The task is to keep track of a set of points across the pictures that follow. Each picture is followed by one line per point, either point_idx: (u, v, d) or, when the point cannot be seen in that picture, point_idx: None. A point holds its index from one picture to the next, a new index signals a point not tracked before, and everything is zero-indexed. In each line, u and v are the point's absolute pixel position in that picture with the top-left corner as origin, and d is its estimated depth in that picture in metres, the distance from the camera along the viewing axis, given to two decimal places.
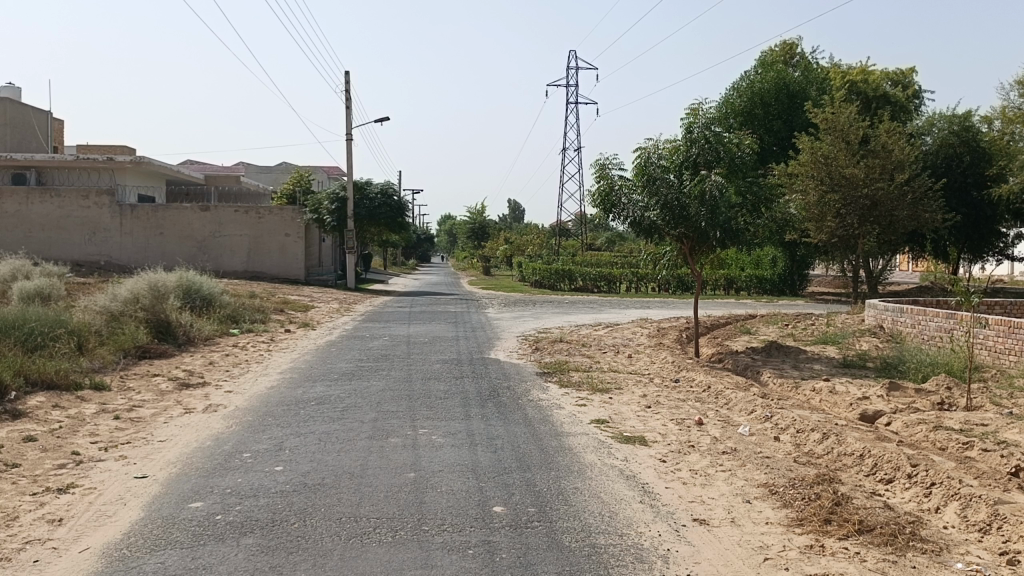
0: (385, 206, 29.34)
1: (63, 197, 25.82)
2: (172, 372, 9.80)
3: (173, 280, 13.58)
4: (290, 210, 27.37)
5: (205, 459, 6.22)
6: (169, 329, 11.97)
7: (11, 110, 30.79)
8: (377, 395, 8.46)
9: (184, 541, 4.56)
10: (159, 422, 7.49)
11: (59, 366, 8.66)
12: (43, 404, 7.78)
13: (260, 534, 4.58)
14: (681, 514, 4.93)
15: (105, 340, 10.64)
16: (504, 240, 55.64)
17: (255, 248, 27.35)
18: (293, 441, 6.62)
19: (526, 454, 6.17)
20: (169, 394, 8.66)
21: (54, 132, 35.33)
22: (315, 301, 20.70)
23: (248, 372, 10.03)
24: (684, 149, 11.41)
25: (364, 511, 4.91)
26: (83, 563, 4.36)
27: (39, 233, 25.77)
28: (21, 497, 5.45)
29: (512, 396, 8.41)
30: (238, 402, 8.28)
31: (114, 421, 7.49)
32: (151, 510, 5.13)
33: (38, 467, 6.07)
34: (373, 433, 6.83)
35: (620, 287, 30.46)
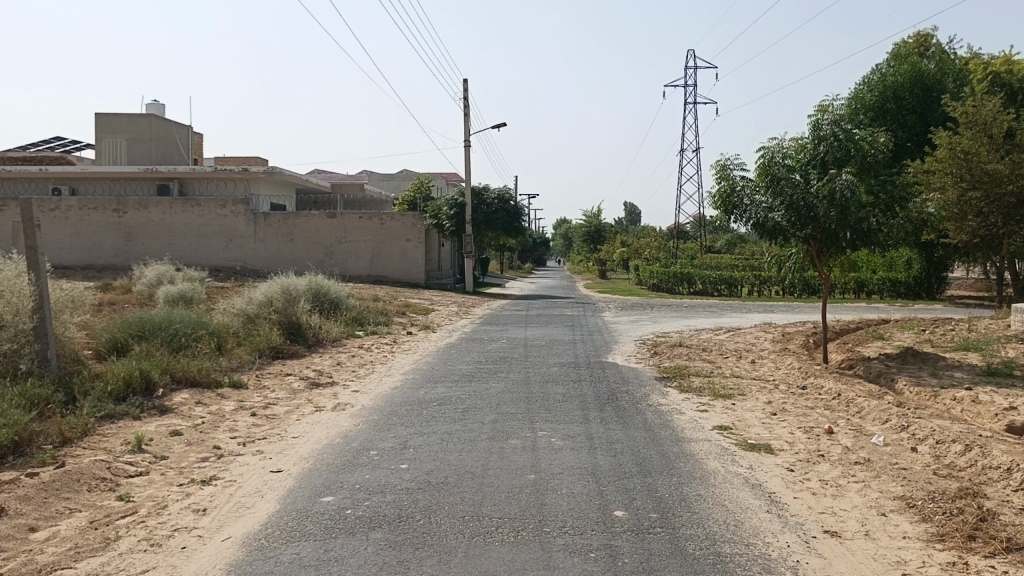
0: (502, 211, 29.71)
1: (202, 207, 27.50)
2: (303, 372, 10.25)
3: (304, 284, 14.19)
4: (411, 217, 27.98)
5: (335, 455, 6.48)
6: (300, 330, 12.53)
7: (156, 127, 33.09)
8: (496, 397, 8.58)
9: (317, 534, 4.77)
10: (291, 419, 7.86)
11: (201, 366, 9.22)
12: (187, 401, 8.31)
13: (388, 529, 4.73)
14: (810, 525, 4.77)
15: (243, 340, 11.27)
16: (621, 243, 55.20)
17: (377, 254, 28.15)
18: (416, 440, 6.80)
19: (646, 458, 6.12)
20: (300, 394, 9.06)
21: (194, 146, 37.61)
22: (435, 304, 21.15)
23: (372, 373, 10.38)
24: (811, 147, 11.09)
25: (487, 510, 5.00)
26: (226, 552, 4.63)
27: (182, 240, 27.60)
28: (170, 487, 5.85)
29: (631, 401, 8.33)
30: (365, 401, 8.59)
31: (251, 418, 7.91)
32: (286, 503, 5.39)
33: (183, 460, 6.48)
34: (493, 435, 6.93)
35: (742, 290, 29.60)
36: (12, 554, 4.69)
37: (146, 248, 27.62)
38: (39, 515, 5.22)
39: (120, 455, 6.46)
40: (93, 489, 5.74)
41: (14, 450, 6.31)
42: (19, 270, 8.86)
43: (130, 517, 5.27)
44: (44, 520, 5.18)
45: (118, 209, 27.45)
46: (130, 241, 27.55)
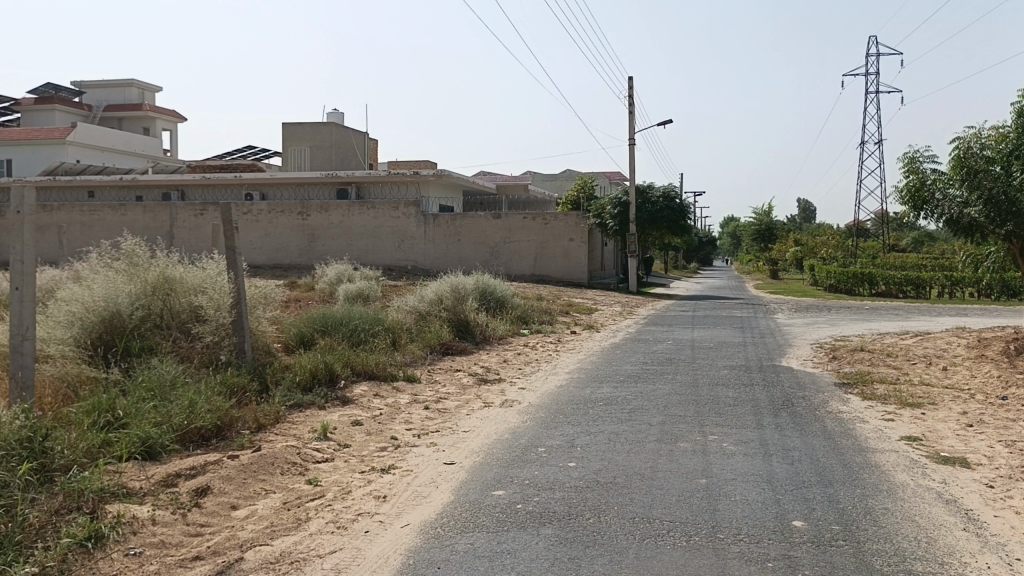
0: (668, 210, 29.28)
1: (377, 209, 28.92)
2: (472, 368, 10.56)
3: (472, 283, 14.63)
4: (574, 216, 28.08)
5: (505, 451, 6.63)
6: (468, 327, 12.91)
7: (335, 134, 35.14)
8: (664, 398, 8.47)
9: (490, 526, 4.90)
10: (462, 414, 8.11)
11: (379, 360, 9.71)
12: (366, 393, 8.77)
13: (558, 526, 4.79)
14: (1014, 547, 4.38)
15: (416, 337, 11.75)
16: (794, 242, 52.95)
17: (541, 254, 28.44)
18: (584, 439, 6.83)
19: (826, 468, 5.83)
20: (470, 389, 9.33)
21: (370, 151, 39.68)
22: (599, 304, 21.15)
23: (539, 371, 10.53)
24: (1015, 136, 10.09)
25: (657, 513, 4.94)
26: (405, 538, 4.86)
27: (358, 241, 29.15)
28: (353, 474, 6.20)
29: (808, 407, 7.97)
30: (532, 399, 8.73)
31: (424, 411, 8.24)
32: (460, 495, 5.57)
33: (364, 448, 6.85)
34: (661, 436, 6.84)
35: (930, 292, 27.60)
36: (217, 529, 5.14)
37: (326, 249, 29.41)
38: (239, 494, 5.69)
39: (308, 441, 6.92)
40: (285, 472, 6.18)
41: (217, 433, 6.91)
42: (220, 269, 9.70)
43: (318, 500, 5.64)
44: (244, 499, 5.64)
45: (302, 212, 29.42)
46: (313, 242, 29.45)
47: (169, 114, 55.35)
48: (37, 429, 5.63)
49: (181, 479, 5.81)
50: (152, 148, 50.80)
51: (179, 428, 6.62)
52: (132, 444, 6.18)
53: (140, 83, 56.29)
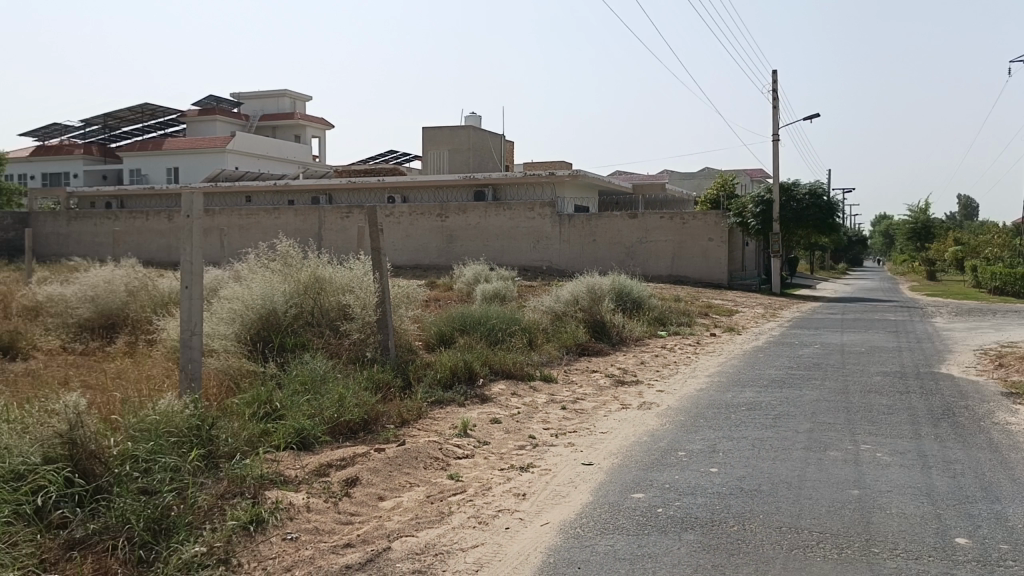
0: (814, 208, 28.09)
1: (513, 210, 29.33)
2: (609, 369, 10.52)
3: (609, 283, 14.57)
4: (713, 215, 27.32)
5: (644, 453, 6.57)
6: (604, 328, 12.86)
7: (473, 137, 35.88)
8: (811, 404, 8.13)
9: (630, 528, 4.87)
10: (599, 415, 8.10)
11: (516, 359, 9.84)
12: (504, 391, 8.91)
13: (701, 532, 4.70)
14: None
15: (552, 337, 11.83)
16: (954, 241, 49.60)
17: (679, 254, 27.81)
18: (726, 444, 6.68)
19: (994, 483, 5.43)
20: (607, 390, 9.30)
21: (506, 153, 40.31)
22: (739, 305, 20.58)
23: (677, 373, 10.36)
24: None
25: (806, 523, 4.77)
26: (544, 536, 4.91)
27: (495, 241, 29.64)
28: (492, 470, 6.32)
29: (972, 418, 7.44)
30: (671, 402, 8.60)
31: (561, 411, 8.28)
32: (599, 496, 5.57)
33: (503, 446, 6.97)
34: (809, 444, 6.59)
35: None
36: (366, 519, 5.37)
37: (464, 249, 30.08)
38: (385, 486, 5.92)
39: (449, 437, 7.10)
40: (428, 466, 6.38)
41: (365, 427, 7.20)
42: (366, 269, 10.14)
43: (460, 495, 5.78)
44: (390, 491, 5.86)
45: (441, 214, 30.24)
46: (451, 244, 30.23)
47: (318, 122, 58.20)
48: (205, 418, 6.07)
49: (332, 468, 6.10)
50: (302, 154, 53.57)
51: (329, 420, 6.96)
52: (288, 435, 6.55)
53: (292, 93, 59.50)
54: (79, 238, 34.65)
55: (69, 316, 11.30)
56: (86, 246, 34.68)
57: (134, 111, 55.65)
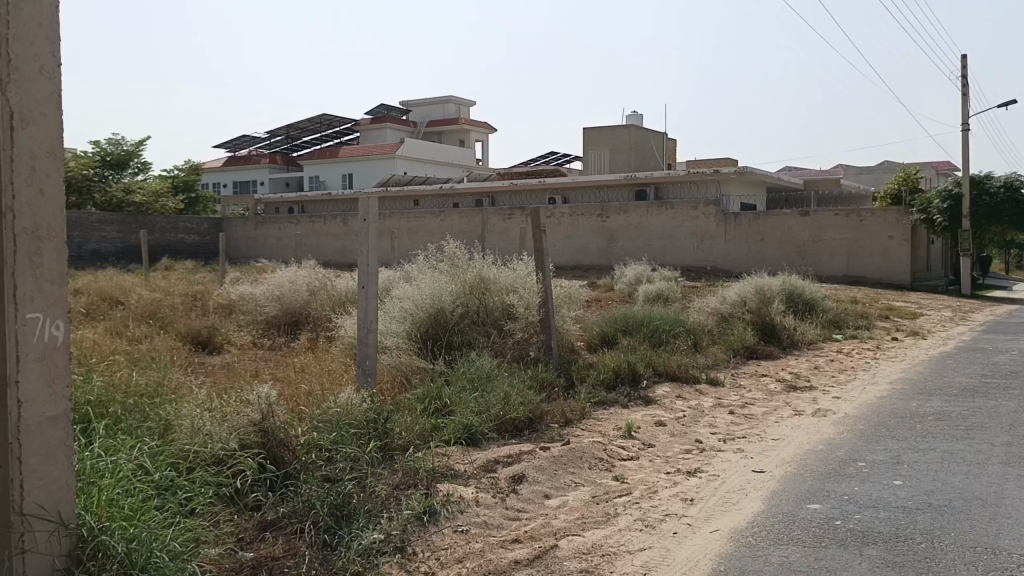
0: (1011, 202, 25.72)
1: (676, 210, 28.87)
2: (779, 374, 10.10)
3: (778, 284, 14.02)
4: (894, 212, 25.29)
5: (819, 462, 6.26)
6: (774, 331, 12.34)
7: (634, 136, 35.58)
8: (1010, 416, 7.45)
9: (805, 540, 4.66)
10: (770, 421, 7.80)
11: (681, 361, 9.66)
12: (669, 394, 8.78)
13: (884, 548, 4.43)
14: None
15: (718, 339, 11.53)
16: None
17: (855, 252, 25.98)
18: (912, 456, 6.25)
19: None
20: (777, 396, 8.95)
21: (669, 152, 39.72)
22: (924, 308, 19.20)
23: (855, 380, 9.79)
24: None
25: (1006, 544, 4.38)
26: (713, 543, 4.80)
27: (657, 241, 29.27)
28: (658, 474, 6.24)
29: None
30: (848, 409, 8.15)
31: (730, 416, 8.05)
32: (771, 505, 5.37)
33: (668, 449, 6.87)
34: (1008, 459, 6.04)
35: None
36: (534, 516, 5.45)
37: (626, 249, 29.91)
38: (551, 485, 5.98)
39: (613, 438, 7.08)
40: (593, 467, 6.39)
41: (530, 425, 7.30)
42: (530, 270, 10.32)
43: (626, 497, 5.75)
44: (556, 489, 5.91)
45: (602, 214, 30.28)
46: (612, 244, 30.17)
47: (481, 126, 59.69)
48: (381, 412, 6.37)
49: (500, 465, 6.24)
50: (467, 158, 55.12)
51: (496, 418, 7.11)
52: (457, 430, 6.76)
53: (457, 99, 61.38)
54: (266, 241, 37.43)
55: (259, 313, 12.23)
56: (272, 249, 37.38)
57: (313, 123, 59.40)
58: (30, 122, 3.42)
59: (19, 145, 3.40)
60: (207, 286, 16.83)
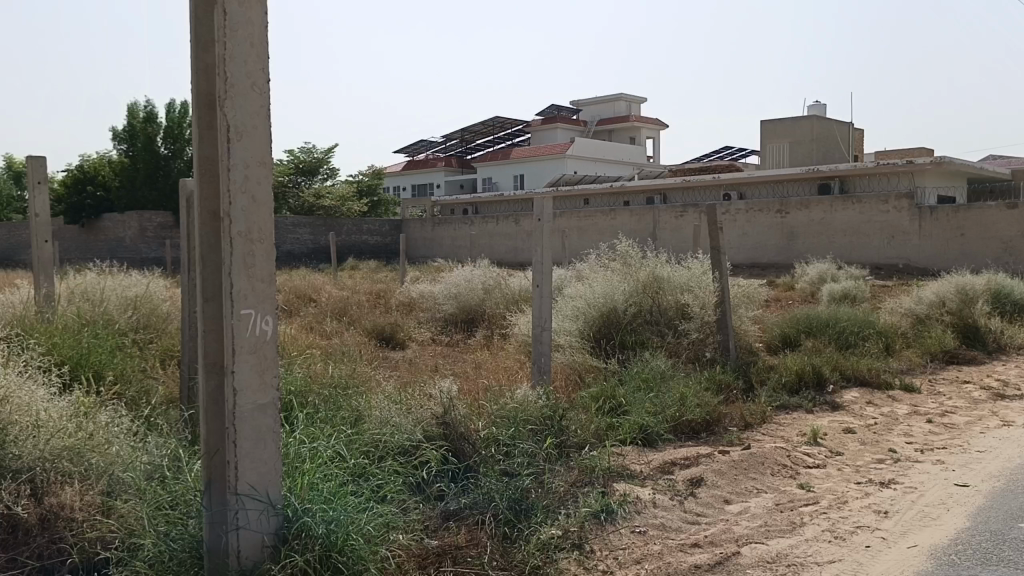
0: None
1: (863, 203, 27.18)
2: (985, 381, 9.28)
3: (983, 283, 12.89)
4: None
5: None
6: (978, 334, 11.30)
7: (816, 127, 33.90)
8: None
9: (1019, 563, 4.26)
10: (975, 432, 7.18)
11: (871, 365, 9.09)
12: (858, 399, 8.29)
13: None
14: None
15: (913, 342, 10.76)
16: None
17: None
18: None
19: None
20: (983, 405, 8.22)
21: (855, 143, 37.54)
22: None
23: None
24: None
25: None
26: (912, 560, 4.49)
27: (842, 238, 27.70)
28: (848, 483, 5.91)
29: None
30: None
31: (927, 424, 7.48)
32: (978, 522, 4.95)
33: (859, 458, 6.49)
34: None
35: None
36: (713, 521, 5.31)
37: (808, 247, 28.54)
38: (732, 490, 5.81)
39: (797, 445, 6.77)
40: (776, 473, 6.14)
41: (707, 428, 7.13)
42: (705, 269, 10.11)
43: (813, 506, 5.49)
44: (737, 494, 5.74)
45: (781, 210, 29.16)
46: (792, 241, 28.94)
47: (652, 123, 58.92)
48: (556, 409, 6.45)
49: (677, 467, 6.13)
50: (638, 155, 54.60)
51: (672, 419, 7.00)
52: (633, 430, 6.72)
53: (628, 96, 61.00)
54: (443, 241, 38.91)
55: (438, 311, 12.72)
56: (447, 249, 38.78)
57: (486, 125, 60.99)
58: (245, 134, 3.73)
59: (234, 155, 3.71)
60: (390, 285, 17.69)
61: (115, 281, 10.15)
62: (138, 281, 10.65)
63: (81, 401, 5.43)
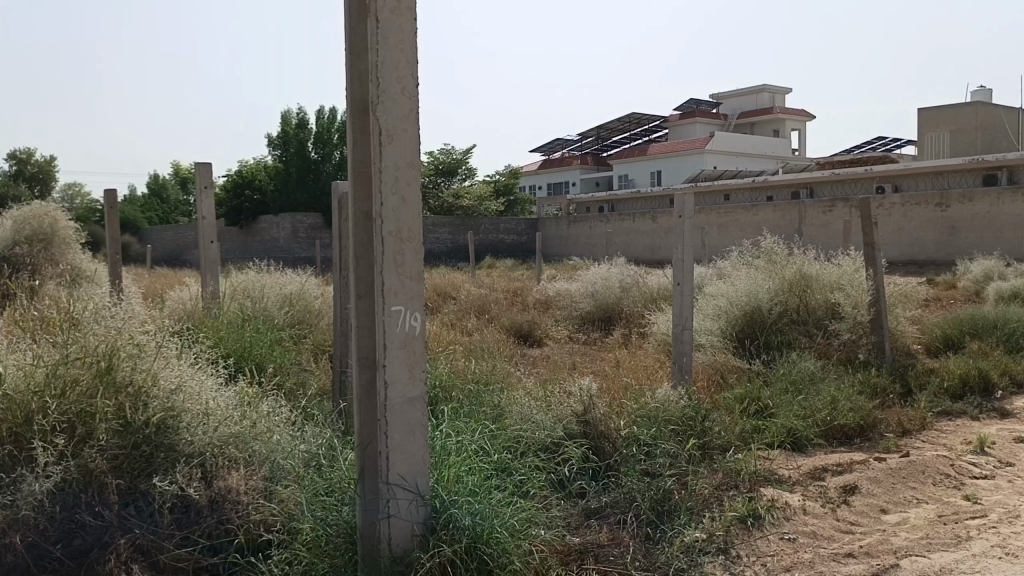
0: None
1: None
2: None
3: None
4: None
5: None
6: None
7: (981, 115, 31.56)
8: None
9: None
10: None
11: None
12: None
13: None
14: None
15: None
16: None
17: None
18: None
19: None
20: None
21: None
22: None
23: None
24: None
25: None
26: None
27: (1010, 233, 25.50)
28: (1022, 497, 5.47)
29: None
30: None
31: None
32: None
33: None
34: None
35: None
36: (869, 530, 5.04)
37: (971, 243, 26.56)
38: (889, 499, 5.50)
39: (962, 453, 6.34)
40: (939, 483, 5.77)
41: (861, 433, 6.78)
42: (858, 266, 9.64)
43: (981, 519, 5.12)
44: (894, 504, 5.43)
45: (940, 204, 27.33)
46: (953, 237, 27.05)
47: (797, 115, 56.61)
48: (699, 410, 6.33)
49: (828, 473, 5.88)
50: (782, 149, 52.61)
51: (823, 423, 6.71)
52: (780, 433, 6.49)
53: (771, 88, 58.98)
54: (579, 239, 38.96)
55: (575, 309, 12.76)
56: (583, 247, 38.78)
57: (623, 122, 60.50)
58: (395, 137, 3.85)
59: (386, 158, 3.85)
60: (528, 283, 17.85)
61: (271, 280, 10.78)
62: (292, 280, 11.28)
63: (245, 391, 5.81)
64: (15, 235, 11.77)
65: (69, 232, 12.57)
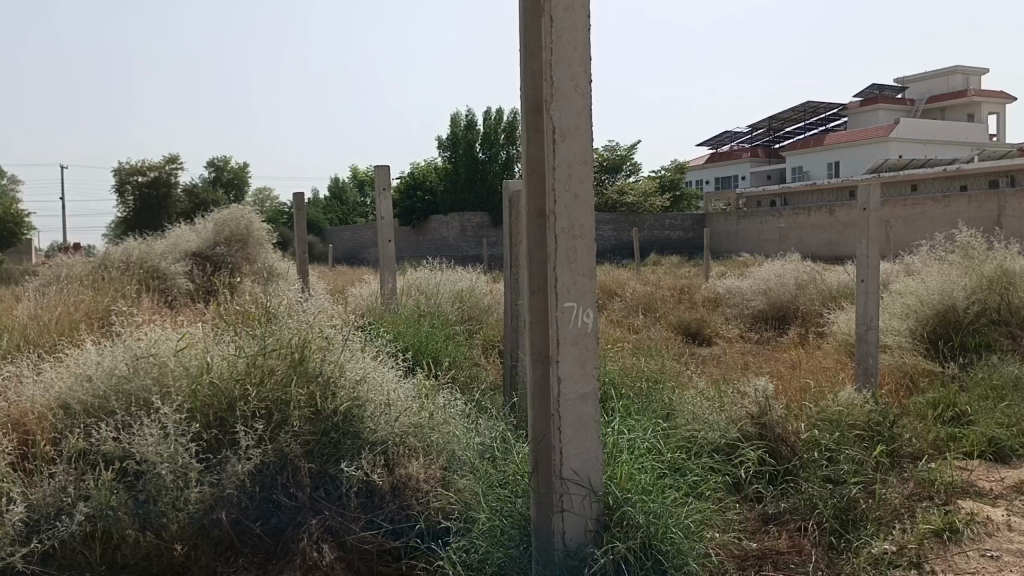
0: None
1: None
2: None
3: None
4: None
5: None
6: None
7: None
8: None
9: None
10: None
11: None
12: None
13: None
14: None
15: None
16: None
17: None
18: None
19: None
20: None
21: None
22: None
23: None
24: None
25: None
26: None
27: None
28: None
29: None
30: None
31: None
32: None
33: None
34: None
35: None
36: None
37: None
38: None
39: None
40: None
41: None
42: None
43: None
44: None
45: None
46: None
47: (995, 97, 51.97)
48: (887, 415, 5.96)
49: None
50: (977, 134, 48.51)
51: None
52: (980, 441, 5.99)
53: (964, 69, 54.57)
54: (749, 235, 37.72)
55: (747, 307, 12.36)
56: (754, 243, 37.51)
57: (796, 112, 57.92)
58: (568, 135, 3.86)
59: (558, 156, 3.86)
60: (696, 280, 17.48)
61: (443, 277, 11.17)
62: (463, 277, 11.63)
63: (423, 384, 6.06)
64: (217, 236, 12.86)
65: (262, 233, 13.59)
